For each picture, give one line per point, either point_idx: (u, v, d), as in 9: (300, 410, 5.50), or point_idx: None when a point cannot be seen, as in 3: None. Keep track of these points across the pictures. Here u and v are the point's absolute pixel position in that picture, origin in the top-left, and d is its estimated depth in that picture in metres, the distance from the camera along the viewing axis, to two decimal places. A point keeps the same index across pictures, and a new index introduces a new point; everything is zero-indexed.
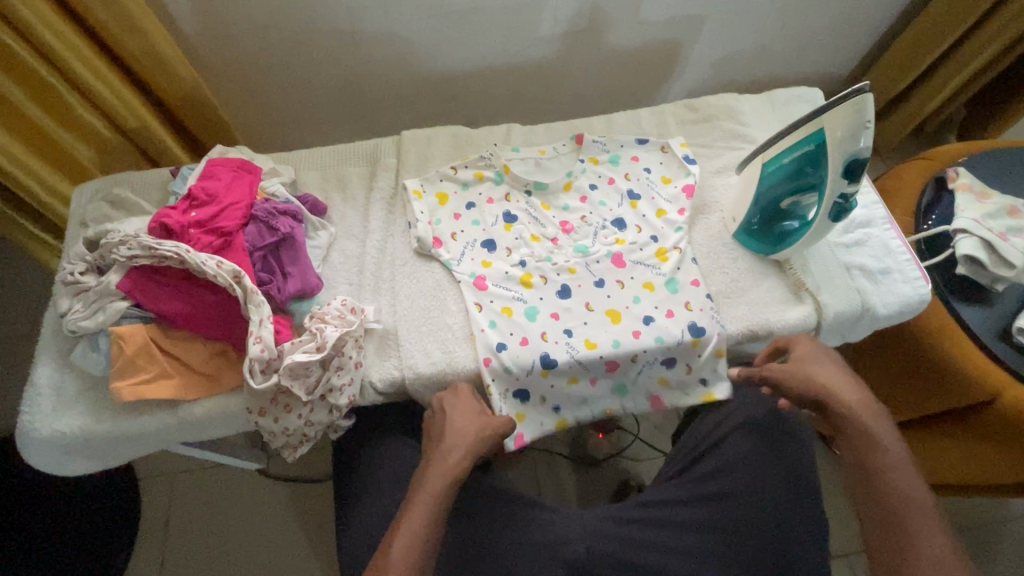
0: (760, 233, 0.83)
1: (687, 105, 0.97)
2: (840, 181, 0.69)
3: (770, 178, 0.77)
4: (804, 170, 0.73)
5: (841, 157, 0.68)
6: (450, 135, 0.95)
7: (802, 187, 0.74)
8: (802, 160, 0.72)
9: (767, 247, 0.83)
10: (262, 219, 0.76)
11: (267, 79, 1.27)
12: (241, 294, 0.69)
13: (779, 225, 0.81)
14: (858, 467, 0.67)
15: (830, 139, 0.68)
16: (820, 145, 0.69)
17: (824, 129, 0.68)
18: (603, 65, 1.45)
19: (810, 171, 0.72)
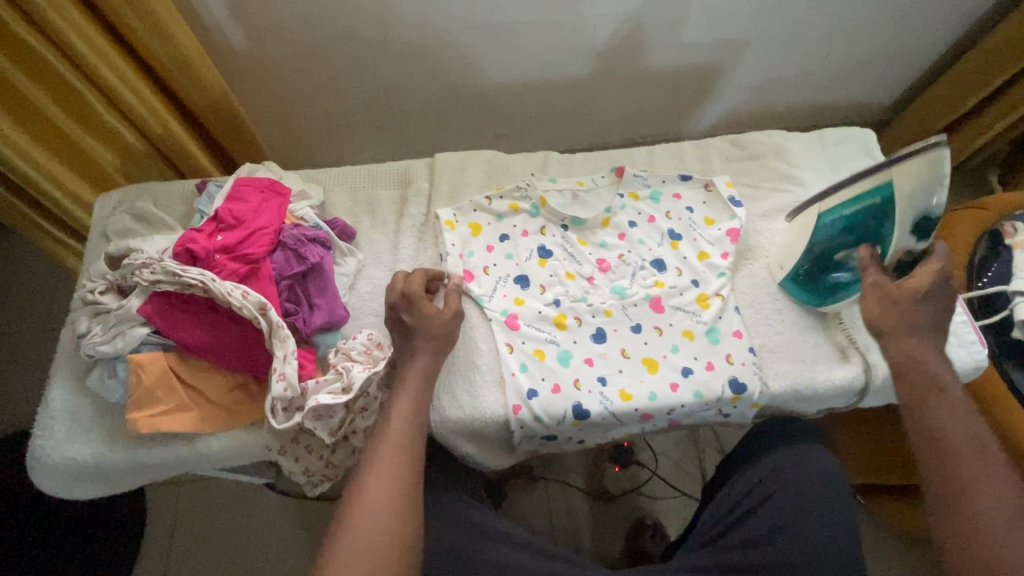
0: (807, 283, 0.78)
1: (734, 140, 0.93)
2: (909, 239, 0.69)
3: (827, 229, 0.72)
4: (868, 223, 0.70)
5: (918, 208, 0.67)
6: (485, 160, 0.91)
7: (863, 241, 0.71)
8: (868, 211, 0.69)
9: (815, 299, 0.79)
10: (290, 246, 0.72)
11: (295, 86, 1.23)
12: (266, 327, 0.66)
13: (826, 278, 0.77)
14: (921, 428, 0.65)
15: (900, 193, 0.65)
16: (889, 199, 0.67)
17: (893, 183, 0.65)
18: (639, 86, 1.41)
19: (874, 225, 0.69)
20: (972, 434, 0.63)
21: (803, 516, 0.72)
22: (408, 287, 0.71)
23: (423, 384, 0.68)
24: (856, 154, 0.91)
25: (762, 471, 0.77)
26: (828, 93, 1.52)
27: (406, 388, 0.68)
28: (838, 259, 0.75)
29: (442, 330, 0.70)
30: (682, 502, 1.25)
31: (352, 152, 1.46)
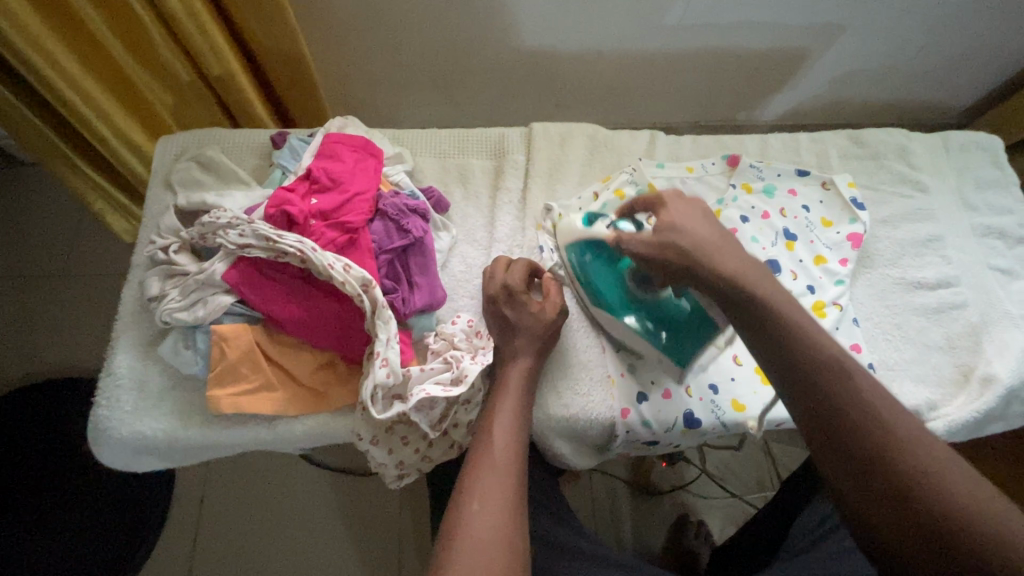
0: (680, 333, 0.67)
1: (853, 136, 0.87)
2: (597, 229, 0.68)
3: (614, 303, 0.69)
4: (588, 260, 0.70)
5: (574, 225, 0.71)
6: (586, 135, 0.84)
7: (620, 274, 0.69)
8: (602, 265, 0.69)
9: (697, 333, 0.66)
10: (391, 216, 0.65)
11: (358, 33, 1.13)
12: (369, 306, 0.59)
13: (678, 322, 0.67)
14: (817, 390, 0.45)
15: (565, 233, 0.71)
16: (590, 242, 0.69)
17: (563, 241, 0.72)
18: (717, 65, 1.31)
19: (590, 256, 0.69)
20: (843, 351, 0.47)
21: None
22: (509, 278, 0.65)
23: (527, 390, 0.61)
24: (981, 162, 0.86)
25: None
26: (910, 91, 1.43)
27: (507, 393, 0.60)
28: (659, 305, 0.68)
29: (548, 328, 0.64)
30: (729, 504, 1.22)
31: (403, 112, 1.36)
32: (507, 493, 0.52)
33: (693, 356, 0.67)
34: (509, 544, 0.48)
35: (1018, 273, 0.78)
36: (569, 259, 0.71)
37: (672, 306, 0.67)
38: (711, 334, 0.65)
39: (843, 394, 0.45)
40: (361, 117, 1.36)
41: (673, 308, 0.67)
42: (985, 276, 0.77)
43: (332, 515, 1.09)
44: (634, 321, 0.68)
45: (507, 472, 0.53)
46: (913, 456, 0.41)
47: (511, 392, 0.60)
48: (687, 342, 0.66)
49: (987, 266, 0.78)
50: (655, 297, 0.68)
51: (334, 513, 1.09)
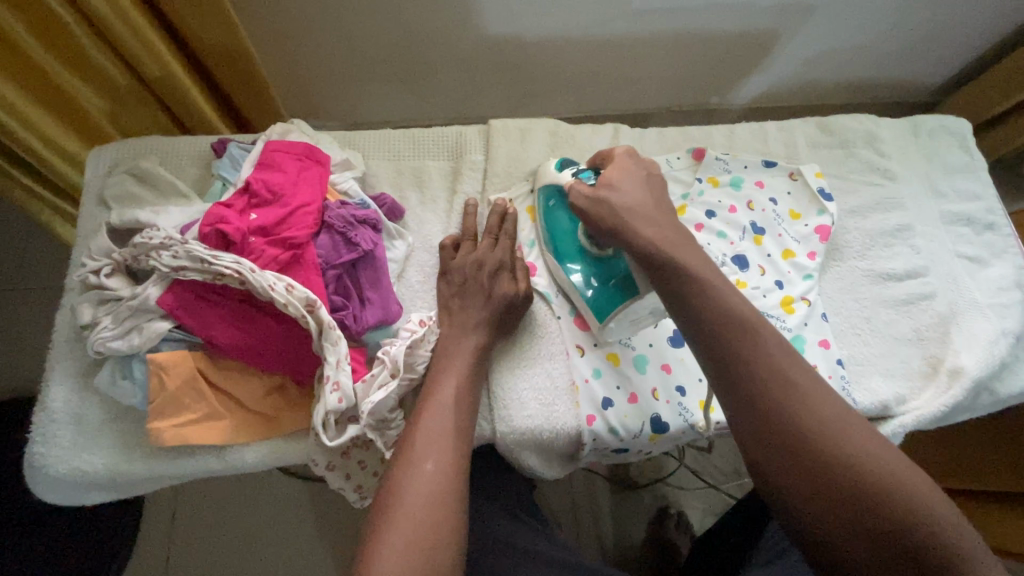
0: (607, 295, 0.64)
1: (822, 124, 0.85)
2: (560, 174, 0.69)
3: (563, 249, 0.69)
4: (551, 205, 0.71)
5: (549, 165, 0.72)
6: (548, 131, 0.80)
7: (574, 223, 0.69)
8: (562, 210, 0.70)
9: (617, 300, 0.63)
10: (338, 229, 0.62)
11: (309, 26, 1.07)
12: (315, 327, 0.56)
13: (609, 283, 0.65)
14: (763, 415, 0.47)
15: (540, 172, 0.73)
16: (554, 188, 0.70)
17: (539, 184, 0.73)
18: (687, 48, 1.27)
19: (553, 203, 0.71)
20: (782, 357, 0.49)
21: None
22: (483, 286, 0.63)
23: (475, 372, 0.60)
24: (948, 146, 0.85)
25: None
26: (881, 70, 1.41)
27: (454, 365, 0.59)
28: (602, 262, 0.67)
29: None
30: (708, 494, 1.22)
31: (364, 105, 1.30)
32: (446, 454, 0.53)
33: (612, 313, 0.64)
34: (443, 499, 0.49)
35: (986, 261, 0.77)
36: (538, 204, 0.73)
37: (614, 264, 0.66)
38: (631, 295, 0.61)
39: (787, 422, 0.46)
40: (321, 113, 1.30)
41: (608, 272, 0.66)
42: (953, 265, 0.76)
43: (309, 527, 1.06)
44: (576, 273, 0.68)
45: (444, 436, 0.54)
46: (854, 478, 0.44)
47: (452, 364, 0.59)
48: (608, 300, 0.64)
49: (955, 255, 0.78)
50: (600, 251, 0.67)
51: (310, 525, 1.07)
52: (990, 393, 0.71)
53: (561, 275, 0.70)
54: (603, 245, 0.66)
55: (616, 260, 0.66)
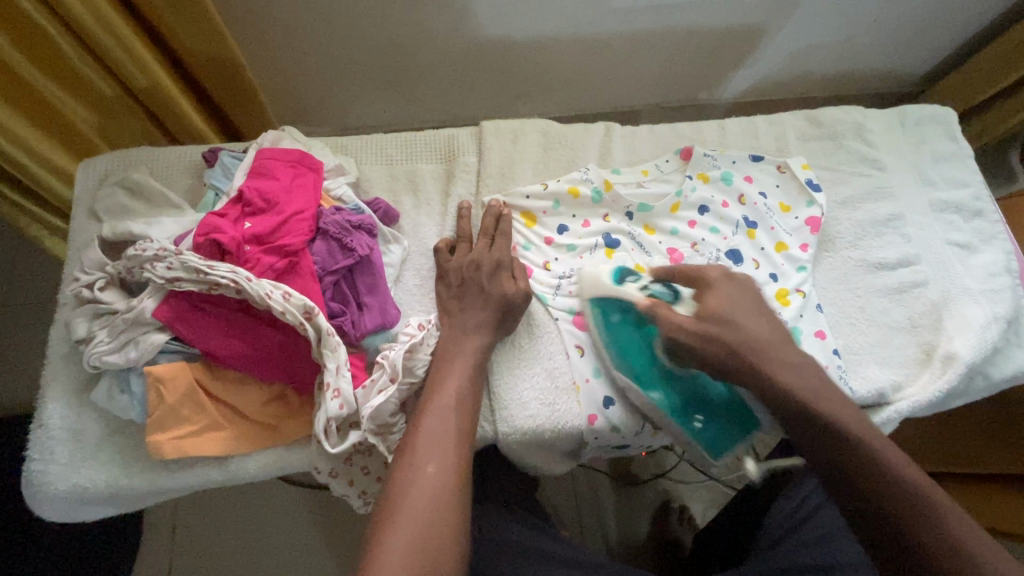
0: (713, 424, 0.67)
1: (811, 117, 0.85)
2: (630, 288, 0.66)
3: (643, 375, 0.66)
4: (614, 319, 0.68)
5: (604, 277, 0.68)
6: (540, 131, 0.81)
7: (649, 343, 0.67)
8: (628, 326, 0.68)
9: (731, 429, 0.67)
10: (333, 235, 0.62)
11: (298, 32, 1.07)
12: (314, 335, 0.56)
13: (714, 411, 0.67)
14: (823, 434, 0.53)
15: (595, 285, 0.68)
16: (615, 301, 0.68)
17: (593, 299, 0.68)
18: (674, 45, 1.28)
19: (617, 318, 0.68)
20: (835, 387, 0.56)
21: None
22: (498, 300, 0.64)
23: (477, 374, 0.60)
24: (935, 135, 0.86)
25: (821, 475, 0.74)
26: (867, 61, 1.43)
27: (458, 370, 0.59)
28: (689, 385, 0.67)
29: None
30: (709, 487, 1.23)
31: (354, 110, 1.30)
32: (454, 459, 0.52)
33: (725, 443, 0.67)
34: (450, 503, 0.49)
35: (977, 247, 0.78)
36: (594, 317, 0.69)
37: (698, 385, 0.67)
38: (750, 426, 0.67)
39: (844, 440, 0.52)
40: (312, 119, 1.30)
41: (705, 397, 0.67)
42: (945, 253, 0.77)
43: (311, 534, 1.06)
44: (662, 397, 0.65)
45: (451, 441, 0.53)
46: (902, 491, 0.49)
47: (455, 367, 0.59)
48: (720, 429, 0.67)
49: (946, 242, 0.79)
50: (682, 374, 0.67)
51: (313, 532, 1.06)
52: (984, 377, 0.72)
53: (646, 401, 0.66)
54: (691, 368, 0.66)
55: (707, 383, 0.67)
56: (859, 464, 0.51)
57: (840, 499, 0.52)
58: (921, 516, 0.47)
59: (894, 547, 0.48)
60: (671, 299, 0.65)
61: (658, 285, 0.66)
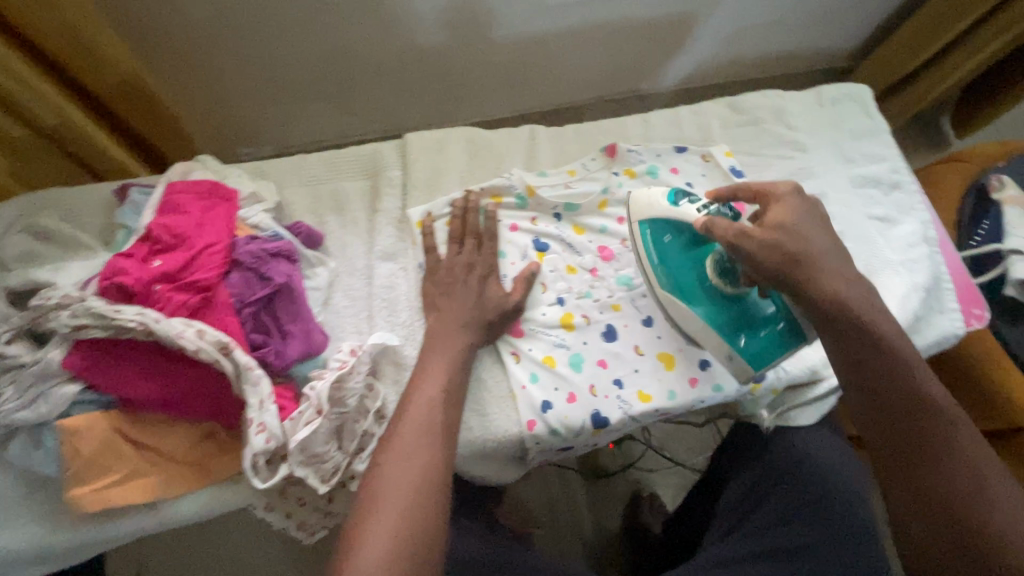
0: (755, 340, 0.63)
1: (732, 103, 0.87)
2: (685, 206, 0.66)
3: (688, 288, 0.67)
4: (664, 237, 0.68)
5: (658, 196, 0.68)
6: (465, 138, 0.80)
7: (701, 261, 0.67)
8: (680, 247, 0.68)
9: (780, 349, 0.62)
10: (249, 266, 0.60)
11: (221, 52, 1.04)
12: (233, 370, 0.55)
13: (760, 329, 0.63)
14: (887, 400, 0.55)
15: (645, 203, 0.69)
16: (668, 222, 0.68)
17: (642, 217, 0.69)
18: (607, 38, 1.29)
19: (669, 237, 0.68)
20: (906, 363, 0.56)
21: (831, 489, 0.70)
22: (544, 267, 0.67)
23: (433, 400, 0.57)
24: (852, 112, 0.88)
25: (775, 457, 0.75)
26: (798, 40, 1.45)
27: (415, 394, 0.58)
28: (735, 303, 0.65)
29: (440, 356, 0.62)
30: (676, 472, 1.25)
31: (292, 127, 1.27)
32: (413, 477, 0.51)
33: (770, 362, 0.63)
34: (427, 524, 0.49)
35: (896, 220, 0.81)
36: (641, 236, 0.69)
37: (745, 305, 0.65)
38: (796, 344, 0.62)
39: (908, 411, 0.54)
40: (249, 139, 1.27)
41: (751, 314, 0.64)
42: (867, 227, 0.80)
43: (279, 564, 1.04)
44: (707, 309, 0.65)
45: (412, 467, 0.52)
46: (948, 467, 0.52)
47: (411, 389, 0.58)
48: (766, 349, 0.63)
49: (866, 217, 0.81)
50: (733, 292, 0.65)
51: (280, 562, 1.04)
52: None
53: (689, 313, 0.66)
54: (743, 284, 0.65)
55: (756, 302, 0.64)
56: (917, 417, 0.54)
57: (860, 418, 0.57)
58: (941, 447, 0.52)
59: (896, 460, 0.54)
60: (732, 217, 0.65)
61: (718, 205, 0.65)
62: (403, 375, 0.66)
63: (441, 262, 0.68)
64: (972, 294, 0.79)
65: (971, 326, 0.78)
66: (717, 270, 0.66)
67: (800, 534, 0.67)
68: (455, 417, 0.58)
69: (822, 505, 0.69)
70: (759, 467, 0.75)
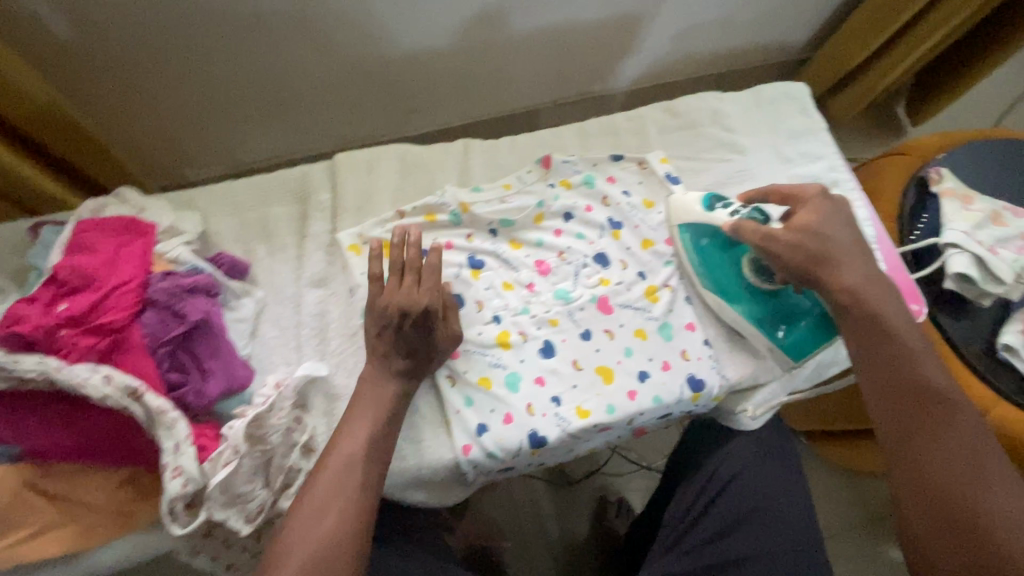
0: (791, 332, 0.71)
1: (669, 107, 0.86)
2: (715, 214, 0.70)
3: (725, 289, 0.72)
4: (702, 242, 0.73)
5: (693, 203, 0.73)
6: (397, 156, 0.79)
7: (739, 263, 0.72)
8: (719, 249, 0.73)
9: (811, 340, 0.71)
10: (163, 304, 0.58)
11: (154, 73, 1.01)
12: (144, 415, 0.54)
13: (799, 323, 0.70)
14: (906, 393, 0.58)
15: (682, 210, 0.74)
16: (705, 228, 0.73)
17: (681, 224, 0.74)
18: (555, 41, 1.27)
19: (706, 241, 0.73)
20: (925, 366, 0.59)
21: (771, 491, 0.72)
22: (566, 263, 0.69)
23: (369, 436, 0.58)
24: (790, 111, 0.88)
25: (715, 463, 0.76)
26: (751, 35, 1.45)
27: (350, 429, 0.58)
28: (774, 300, 0.71)
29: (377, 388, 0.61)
30: (642, 475, 1.26)
31: (239, 147, 1.24)
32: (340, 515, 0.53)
33: (808, 352, 0.71)
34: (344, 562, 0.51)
35: None
36: (682, 240, 0.75)
37: (782, 299, 0.71)
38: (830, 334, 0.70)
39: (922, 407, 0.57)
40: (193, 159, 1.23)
41: (789, 309, 0.71)
42: None
43: None
44: (745, 308, 0.72)
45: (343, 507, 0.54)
46: (956, 461, 0.54)
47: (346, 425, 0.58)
48: (802, 340, 0.71)
49: None
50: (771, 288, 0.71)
51: None
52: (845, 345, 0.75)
53: (727, 312, 0.73)
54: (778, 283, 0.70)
55: (793, 296, 0.70)
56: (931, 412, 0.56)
57: (874, 401, 0.59)
58: (946, 432, 0.55)
59: (903, 438, 0.56)
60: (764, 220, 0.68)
61: (749, 208, 0.69)
62: (334, 406, 0.65)
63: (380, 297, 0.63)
64: (911, 289, 0.79)
65: (909, 322, 0.78)
66: (752, 271, 0.71)
67: (745, 540, 0.69)
68: (379, 447, 0.58)
69: (775, 503, 0.71)
70: (701, 474, 0.76)
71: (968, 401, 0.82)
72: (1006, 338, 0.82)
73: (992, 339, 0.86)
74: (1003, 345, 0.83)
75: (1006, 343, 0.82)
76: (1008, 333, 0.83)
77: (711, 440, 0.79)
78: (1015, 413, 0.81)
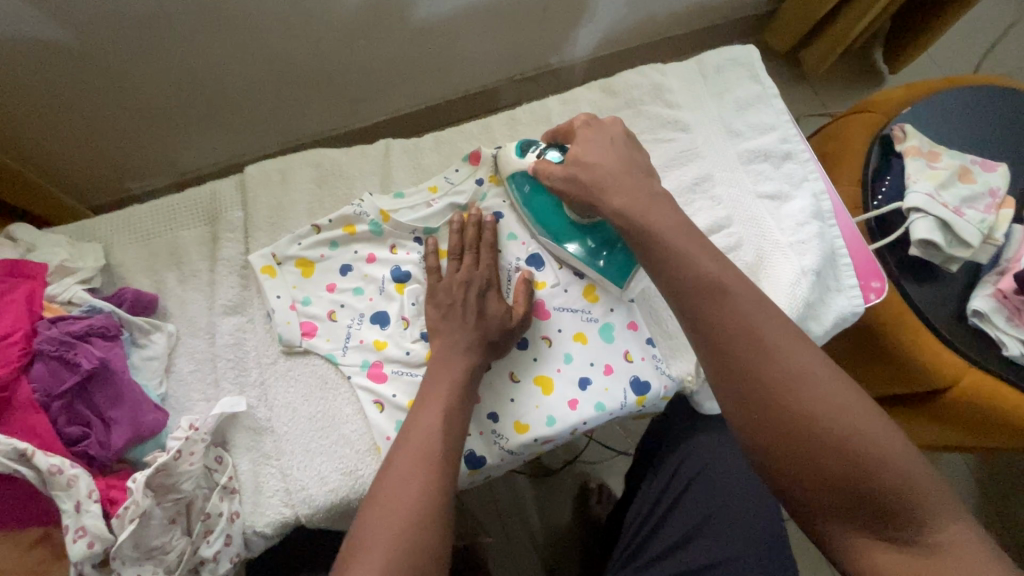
0: (606, 265, 0.68)
1: (605, 86, 0.81)
2: (519, 159, 0.68)
3: (546, 229, 0.70)
4: (523, 188, 0.70)
5: (503, 150, 0.70)
6: (313, 164, 0.74)
7: (552, 202, 0.69)
8: (536, 190, 0.69)
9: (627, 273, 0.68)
10: (51, 354, 0.54)
11: (50, 97, 0.85)
12: (35, 476, 0.50)
13: (612, 253, 0.68)
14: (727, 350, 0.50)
15: (499, 159, 0.71)
16: (522, 172, 0.69)
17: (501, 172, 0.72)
18: (499, 19, 1.09)
19: (523, 185, 0.70)
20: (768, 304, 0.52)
21: (728, 500, 0.68)
22: (478, 275, 0.64)
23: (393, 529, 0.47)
24: (738, 80, 0.81)
25: (669, 471, 0.72)
26: None
27: (362, 526, 0.48)
28: (590, 233, 0.68)
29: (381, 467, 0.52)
30: (621, 460, 1.23)
31: (164, 161, 1.06)
32: None
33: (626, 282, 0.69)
34: None
35: (787, 195, 0.75)
36: (509, 190, 0.71)
37: (603, 232, 0.68)
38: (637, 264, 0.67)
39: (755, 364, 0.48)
40: (108, 186, 1.07)
41: (601, 243, 0.68)
42: (755, 208, 0.74)
43: None
44: (568, 246, 0.69)
45: None
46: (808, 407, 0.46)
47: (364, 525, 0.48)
48: (617, 269, 0.68)
49: (756, 195, 0.75)
50: (589, 221, 0.68)
51: None
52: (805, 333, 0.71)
53: (556, 256, 0.71)
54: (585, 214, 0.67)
55: (601, 226, 0.67)
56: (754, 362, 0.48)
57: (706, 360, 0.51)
58: (805, 400, 0.46)
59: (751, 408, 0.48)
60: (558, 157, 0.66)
61: (550, 147, 0.67)
62: (258, 441, 0.62)
63: (441, 282, 0.64)
64: (871, 265, 0.75)
65: (872, 301, 0.73)
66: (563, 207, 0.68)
67: (700, 552, 0.66)
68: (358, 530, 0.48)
69: (735, 506, 0.68)
70: (656, 482, 0.72)
71: (936, 372, 0.79)
72: (976, 303, 0.78)
73: (963, 304, 0.81)
74: (972, 310, 0.78)
75: (976, 308, 0.77)
76: (977, 298, 0.78)
77: (667, 443, 0.75)
78: (986, 379, 0.77)
